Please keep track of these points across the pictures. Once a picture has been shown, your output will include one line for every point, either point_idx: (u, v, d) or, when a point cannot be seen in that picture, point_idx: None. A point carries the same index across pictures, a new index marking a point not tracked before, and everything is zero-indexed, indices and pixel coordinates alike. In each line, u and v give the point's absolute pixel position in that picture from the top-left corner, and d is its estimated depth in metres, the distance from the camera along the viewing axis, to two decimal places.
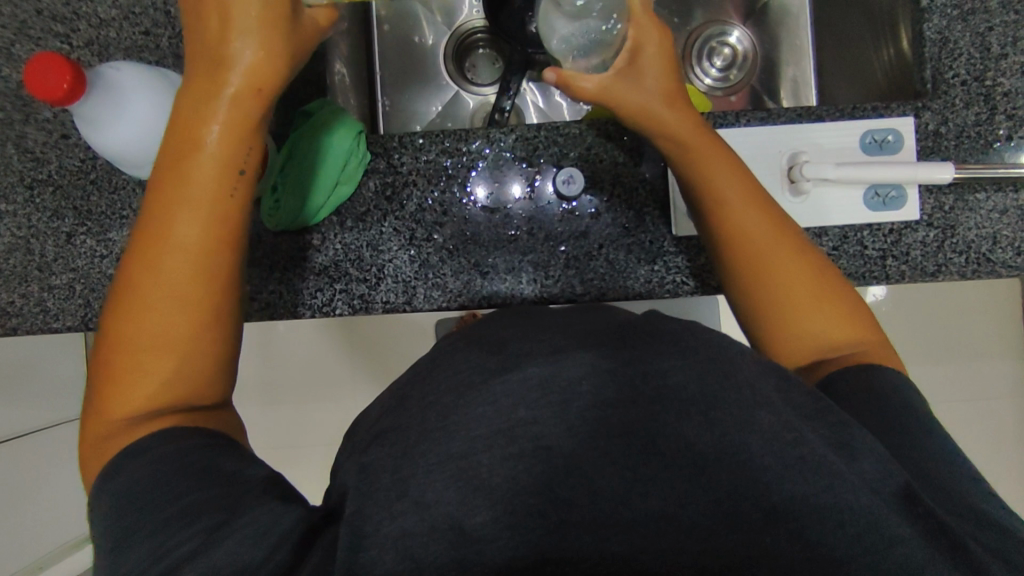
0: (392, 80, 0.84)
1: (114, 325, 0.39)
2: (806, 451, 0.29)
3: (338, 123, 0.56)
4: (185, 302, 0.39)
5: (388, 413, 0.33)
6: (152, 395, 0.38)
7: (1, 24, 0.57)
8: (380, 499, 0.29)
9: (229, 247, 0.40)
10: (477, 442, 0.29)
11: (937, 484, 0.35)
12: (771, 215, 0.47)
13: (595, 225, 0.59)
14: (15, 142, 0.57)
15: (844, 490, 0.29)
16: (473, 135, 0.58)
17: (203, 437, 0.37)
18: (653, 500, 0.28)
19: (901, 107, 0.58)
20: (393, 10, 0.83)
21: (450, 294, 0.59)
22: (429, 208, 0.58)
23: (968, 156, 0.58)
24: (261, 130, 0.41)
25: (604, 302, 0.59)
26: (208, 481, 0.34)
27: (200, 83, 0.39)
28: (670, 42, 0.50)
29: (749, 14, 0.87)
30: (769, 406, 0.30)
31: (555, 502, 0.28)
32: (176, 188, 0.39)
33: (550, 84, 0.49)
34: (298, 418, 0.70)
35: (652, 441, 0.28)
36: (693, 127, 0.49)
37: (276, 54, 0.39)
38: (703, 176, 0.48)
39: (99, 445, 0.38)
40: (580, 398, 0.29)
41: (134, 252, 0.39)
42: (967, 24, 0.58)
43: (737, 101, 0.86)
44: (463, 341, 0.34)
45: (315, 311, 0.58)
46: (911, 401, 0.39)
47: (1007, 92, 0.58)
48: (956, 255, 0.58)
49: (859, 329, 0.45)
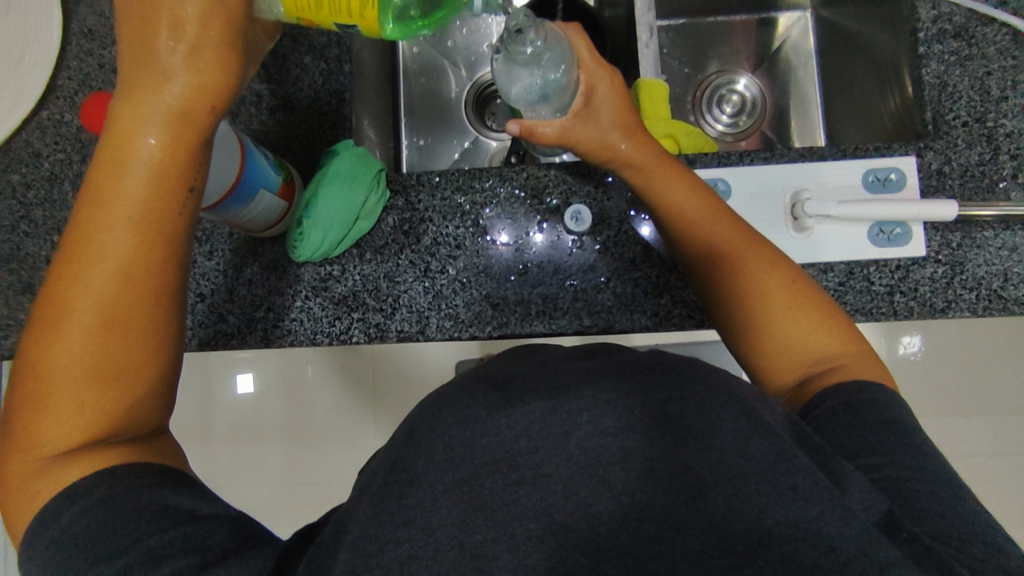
0: (418, 126, 0.89)
1: (36, 353, 0.36)
2: (798, 479, 0.25)
3: (361, 160, 0.60)
4: (122, 326, 0.37)
5: (394, 448, 0.29)
6: (89, 429, 0.36)
7: (67, 77, 0.64)
8: (385, 523, 0.26)
9: (170, 264, 0.38)
10: (480, 468, 0.26)
11: (922, 508, 0.33)
12: (735, 227, 0.51)
13: (602, 260, 0.61)
14: (73, 180, 0.63)
15: (831, 516, 0.25)
16: (486, 175, 0.62)
17: (152, 476, 0.35)
18: (648, 523, 0.24)
19: (903, 147, 0.60)
20: (420, 64, 0.90)
21: (462, 324, 0.61)
22: (444, 242, 0.61)
23: (974, 195, 0.59)
24: (208, 146, 0.38)
25: (611, 334, 0.60)
26: (169, 520, 0.33)
27: (136, 95, 0.36)
28: (617, 81, 0.58)
29: (759, 64, 0.91)
30: (770, 436, 0.27)
31: (553, 529, 0.25)
32: (109, 209, 0.36)
33: (515, 136, 0.56)
34: (291, 455, 0.64)
35: (649, 467, 0.25)
36: (648, 151, 0.55)
37: (228, 72, 0.37)
38: (661, 197, 0.53)
39: (27, 487, 0.35)
40: (580, 428, 0.26)
41: (59, 273, 0.37)
42: (964, 69, 0.60)
43: (748, 145, 0.89)
44: (471, 378, 0.30)
45: (332, 339, 0.62)
46: (910, 432, 0.37)
47: (1009, 132, 0.59)
48: (966, 291, 0.59)
49: (841, 343, 0.45)
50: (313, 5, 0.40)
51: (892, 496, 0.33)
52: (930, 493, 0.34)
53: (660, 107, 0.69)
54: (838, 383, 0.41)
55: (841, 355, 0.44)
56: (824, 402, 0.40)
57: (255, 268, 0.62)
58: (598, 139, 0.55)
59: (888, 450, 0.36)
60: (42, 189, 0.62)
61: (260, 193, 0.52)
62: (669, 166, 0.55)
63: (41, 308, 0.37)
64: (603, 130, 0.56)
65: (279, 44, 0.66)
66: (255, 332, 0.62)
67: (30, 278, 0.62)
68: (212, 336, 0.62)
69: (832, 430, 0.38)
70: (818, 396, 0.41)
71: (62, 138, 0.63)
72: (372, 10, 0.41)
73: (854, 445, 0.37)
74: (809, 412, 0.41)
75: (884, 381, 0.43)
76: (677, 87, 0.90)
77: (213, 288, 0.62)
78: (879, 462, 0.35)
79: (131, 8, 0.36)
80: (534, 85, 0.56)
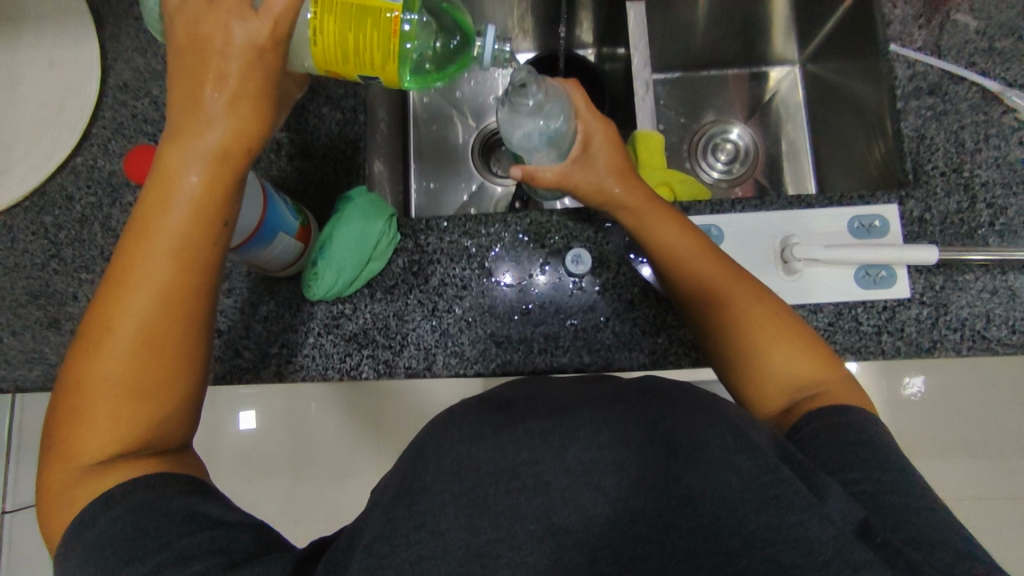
0: (427, 170, 0.93)
1: (80, 371, 0.39)
2: (780, 490, 0.28)
3: (375, 208, 0.64)
4: (159, 347, 0.39)
5: (405, 462, 0.31)
6: (124, 442, 0.38)
7: (102, 126, 0.68)
8: (398, 526, 0.28)
9: (204, 290, 0.40)
10: (485, 478, 0.28)
11: (897, 518, 0.36)
12: (724, 265, 0.54)
13: (602, 300, 0.64)
14: (101, 222, 0.66)
15: (811, 523, 0.28)
16: (492, 220, 0.66)
17: (181, 485, 0.38)
18: (639, 525, 0.27)
19: (885, 195, 0.63)
20: (429, 113, 0.95)
21: (467, 361, 0.63)
22: (450, 282, 0.65)
23: (954, 241, 0.62)
24: (242, 184, 0.41)
25: (610, 371, 0.62)
26: (197, 524, 0.35)
27: (182, 138, 0.39)
28: (611, 131, 0.61)
29: (752, 114, 0.95)
30: (752, 450, 0.29)
31: (552, 530, 0.27)
32: (153, 239, 0.39)
33: (518, 179, 0.59)
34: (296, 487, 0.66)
35: (640, 477, 0.28)
36: (641, 194, 0.59)
37: (263, 119, 0.40)
38: (653, 235, 0.57)
39: (66, 493, 0.37)
40: (578, 441, 0.28)
41: (105, 297, 0.39)
42: (940, 123, 0.65)
43: (743, 192, 0.93)
44: (476, 403, 0.33)
45: (343, 374, 0.64)
46: (886, 452, 0.40)
47: (984, 183, 0.63)
48: (951, 332, 0.61)
49: (825, 371, 0.49)
50: (341, 62, 0.44)
51: (869, 506, 0.37)
52: (904, 505, 0.37)
53: (656, 156, 0.72)
54: (820, 408, 0.45)
55: (824, 382, 0.48)
56: (807, 425, 0.44)
57: (271, 306, 0.65)
58: (594, 184, 0.59)
59: (868, 467, 0.39)
60: (72, 230, 0.66)
61: (280, 236, 0.56)
62: (661, 207, 0.59)
63: (86, 328, 0.40)
64: (599, 176, 0.59)
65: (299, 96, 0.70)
66: (269, 367, 0.65)
67: (56, 313, 0.65)
68: (228, 370, 0.65)
69: (815, 448, 0.42)
70: (802, 419, 0.45)
71: (94, 183, 0.67)
72: (393, 65, 0.44)
73: (837, 461, 0.40)
74: (794, 434, 0.44)
75: (862, 405, 0.46)
76: (674, 136, 0.95)
77: (230, 324, 0.65)
78: (857, 476, 0.39)
79: (182, 62, 0.39)
80: (538, 137, 0.59)
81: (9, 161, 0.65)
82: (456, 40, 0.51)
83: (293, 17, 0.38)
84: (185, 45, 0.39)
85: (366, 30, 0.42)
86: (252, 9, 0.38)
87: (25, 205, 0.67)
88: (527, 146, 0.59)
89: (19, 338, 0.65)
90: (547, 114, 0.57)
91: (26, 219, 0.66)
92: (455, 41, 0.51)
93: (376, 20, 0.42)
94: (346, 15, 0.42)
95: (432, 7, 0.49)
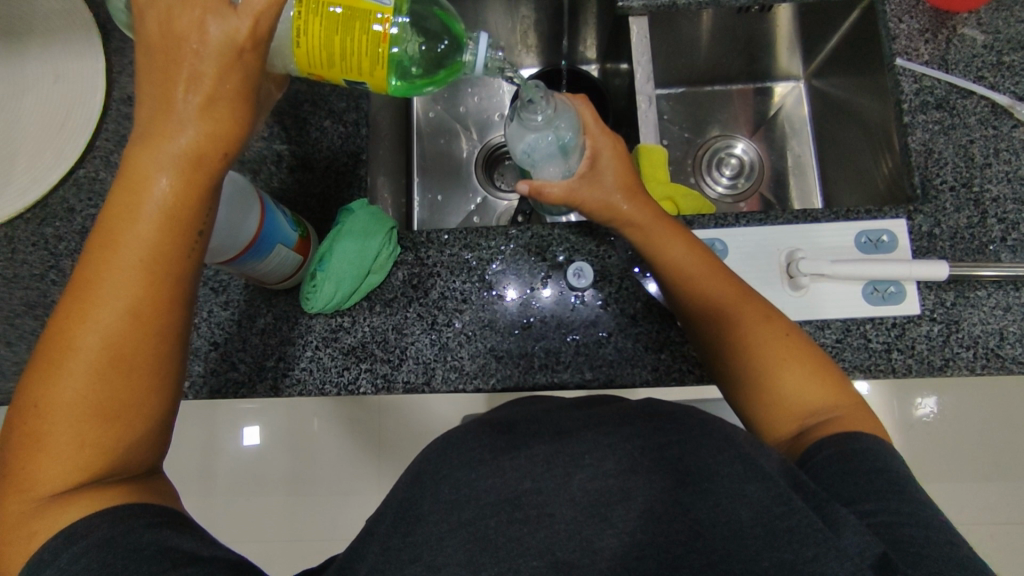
0: (430, 186, 0.93)
1: (39, 392, 0.38)
2: (793, 522, 0.27)
3: (376, 221, 0.63)
4: (125, 365, 0.38)
5: (399, 491, 0.31)
6: (88, 469, 0.38)
7: (105, 138, 0.68)
8: (392, 559, 0.28)
9: (177, 305, 0.39)
10: (486, 509, 0.28)
11: (917, 551, 0.34)
12: (730, 283, 0.53)
13: (604, 315, 0.63)
14: None
15: (826, 558, 0.27)
16: (493, 234, 0.65)
17: (154, 516, 0.38)
18: (649, 563, 0.26)
19: (894, 210, 0.62)
20: (433, 127, 0.95)
21: (467, 376, 0.62)
22: (451, 295, 0.64)
23: (964, 256, 0.61)
24: (218, 193, 0.40)
25: (612, 387, 0.61)
26: (170, 561, 0.34)
27: (153, 142, 0.38)
28: (621, 145, 0.60)
29: (758, 129, 0.95)
30: (762, 479, 0.28)
31: (557, 566, 0.27)
32: (120, 252, 0.38)
33: (524, 195, 0.57)
34: (288, 507, 0.65)
35: (649, 508, 0.28)
36: (651, 213, 0.58)
37: (239, 122, 0.39)
38: (662, 256, 0.56)
39: (23, 527, 0.37)
40: (583, 470, 0.28)
41: (67, 313, 0.38)
42: (948, 137, 0.64)
43: (748, 208, 0.92)
44: (480, 426, 0.32)
45: (341, 389, 0.63)
46: (898, 482, 0.39)
47: (995, 198, 0.62)
48: (963, 350, 0.60)
49: (827, 394, 0.47)
50: (327, 65, 0.44)
51: (888, 539, 0.35)
52: (924, 538, 0.35)
53: (659, 172, 0.72)
54: (832, 434, 0.43)
55: (835, 406, 0.46)
56: (820, 451, 0.42)
57: (269, 318, 0.64)
58: (602, 201, 0.58)
59: (884, 498, 0.38)
60: (73, 241, 0.66)
61: (276, 248, 0.55)
62: (673, 228, 0.57)
63: (46, 346, 0.39)
64: (607, 192, 0.58)
65: (303, 109, 0.70)
66: (265, 380, 0.64)
67: None
68: (223, 383, 0.64)
69: (829, 477, 0.41)
70: (813, 445, 0.43)
71: (96, 195, 0.67)
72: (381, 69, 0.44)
73: (851, 491, 0.39)
74: (806, 461, 0.43)
75: (872, 431, 0.44)
76: (677, 151, 0.95)
77: (225, 337, 0.64)
78: (874, 508, 0.37)
79: (154, 60, 0.38)
80: (540, 150, 0.57)
81: (12, 172, 0.66)
82: (443, 44, 0.51)
83: (273, 16, 0.38)
84: (157, 43, 0.38)
85: (354, 33, 0.42)
86: (231, 7, 0.38)
87: (27, 217, 0.67)
88: (527, 158, 0.58)
89: (15, 350, 0.64)
90: (553, 129, 0.56)
91: (27, 230, 0.66)
92: (442, 46, 0.51)
93: (364, 22, 0.42)
94: (332, 18, 0.42)
95: (420, 11, 0.49)
